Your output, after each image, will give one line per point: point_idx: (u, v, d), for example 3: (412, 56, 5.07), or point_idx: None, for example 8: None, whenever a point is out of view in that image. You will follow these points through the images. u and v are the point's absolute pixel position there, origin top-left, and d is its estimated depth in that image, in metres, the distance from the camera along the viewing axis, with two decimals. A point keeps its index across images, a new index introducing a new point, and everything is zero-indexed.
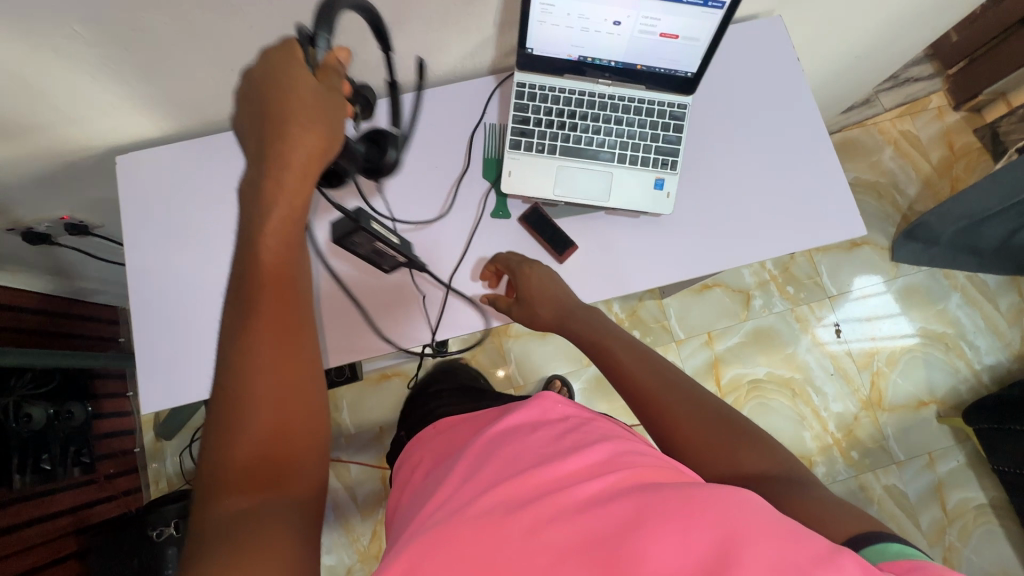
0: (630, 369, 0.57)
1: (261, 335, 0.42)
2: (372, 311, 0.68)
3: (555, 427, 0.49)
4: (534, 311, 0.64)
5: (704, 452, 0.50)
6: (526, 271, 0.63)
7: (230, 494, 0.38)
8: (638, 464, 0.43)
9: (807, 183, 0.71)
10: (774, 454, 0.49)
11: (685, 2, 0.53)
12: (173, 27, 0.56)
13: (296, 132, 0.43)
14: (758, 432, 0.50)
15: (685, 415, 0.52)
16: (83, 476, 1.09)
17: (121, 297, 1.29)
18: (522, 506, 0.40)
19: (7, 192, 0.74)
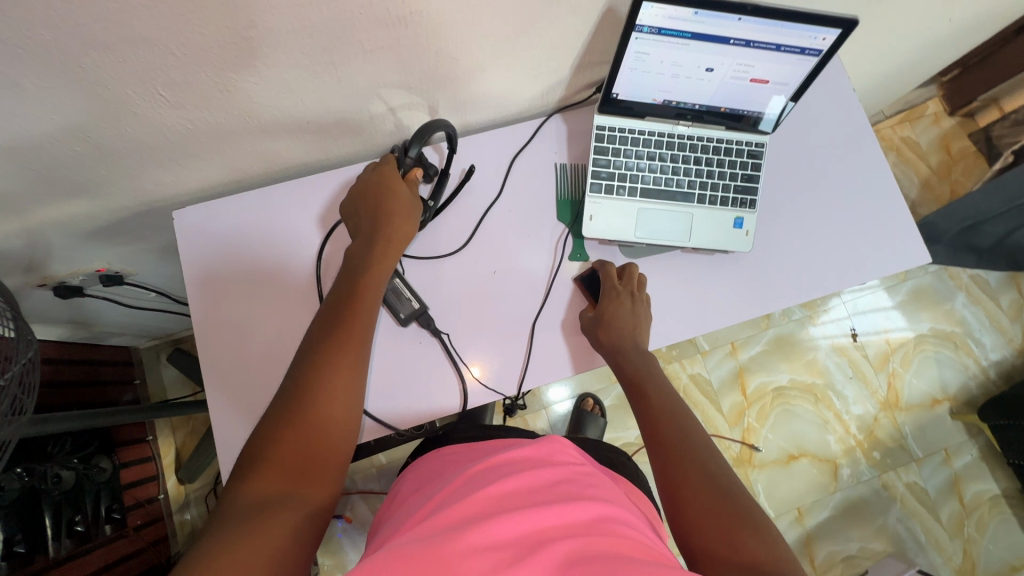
0: (659, 417, 0.58)
1: (342, 352, 0.55)
2: (441, 379, 0.66)
3: (558, 467, 0.52)
4: (596, 332, 0.64)
5: (704, 524, 0.49)
6: (610, 306, 0.63)
7: (261, 480, 0.47)
8: (616, 535, 0.45)
9: (871, 214, 0.71)
10: (774, 549, 0.47)
11: (783, 50, 0.54)
12: (257, 94, 0.52)
13: (392, 223, 0.63)
14: (769, 529, 0.49)
15: (698, 477, 0.52)
16: (115, 532, 1.04)
17: (134, 337, 1.22)
18: (490, 545, 0.42)
19: (46, 248, 0.69)
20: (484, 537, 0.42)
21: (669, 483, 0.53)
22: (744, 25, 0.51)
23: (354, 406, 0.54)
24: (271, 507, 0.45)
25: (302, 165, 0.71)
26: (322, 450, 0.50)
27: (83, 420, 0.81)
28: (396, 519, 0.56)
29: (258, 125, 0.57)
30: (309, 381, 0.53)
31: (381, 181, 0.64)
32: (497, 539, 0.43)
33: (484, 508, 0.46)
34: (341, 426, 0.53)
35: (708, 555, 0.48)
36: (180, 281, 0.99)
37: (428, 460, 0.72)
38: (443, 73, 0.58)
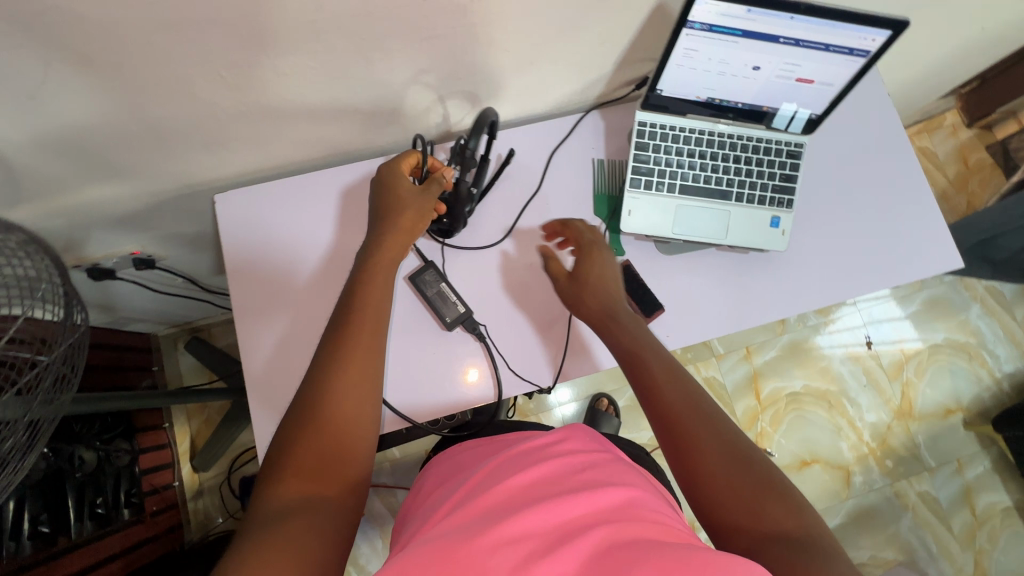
0: (658, 379, 0.53)
1: (358, 337, 0.54)
2: (476, 367, 0.67)
3: (578, 455, 0.52)
4: (580, 296, 0.61)
5: (726, 496, 0.45)
6: (593, 253, 0.62)
7: (287, 483, 0.45)
8: (644, 520, 0.44)
9: (904, 218, 0.71)
10: (800, 512, 0.44)
11: (831, 50, 0.54)
12: (312, 79, 0.53)
13: (396, 224, 0.61)
14: (790, 489, 0.46)
15: (713, 444, 0.48)
16: (133, 516, 1.05)
17: (154, 324, 1.23)
18: (512, 539, 0.42)
19: (86, 230, 0.70)
20: (509, 530, 0.42)
21: (678, 450, 0.49)
22: (795, 24, 0.51)
23: (371, 401, 0.52)
24: (301, 510, 0.43)
25: (341, 154, 0.71)
26: (344, 443, 0.49)
27: (117, 402, 0.82)
28: (422, 514, 0.56)
29: (306, 110, 0.58)
30: (325, 372, 0.51)
31: (393, 174, 0.63)
32: (521, 532, 0.42)
33: (507, 503, 0.46)
34: (362, 418, 0.51)
35: (732, 528, 0.44)
36: (208, 268, 1.00)
37: (456, 453, 0.71)
38: (491, 64, 0.59)
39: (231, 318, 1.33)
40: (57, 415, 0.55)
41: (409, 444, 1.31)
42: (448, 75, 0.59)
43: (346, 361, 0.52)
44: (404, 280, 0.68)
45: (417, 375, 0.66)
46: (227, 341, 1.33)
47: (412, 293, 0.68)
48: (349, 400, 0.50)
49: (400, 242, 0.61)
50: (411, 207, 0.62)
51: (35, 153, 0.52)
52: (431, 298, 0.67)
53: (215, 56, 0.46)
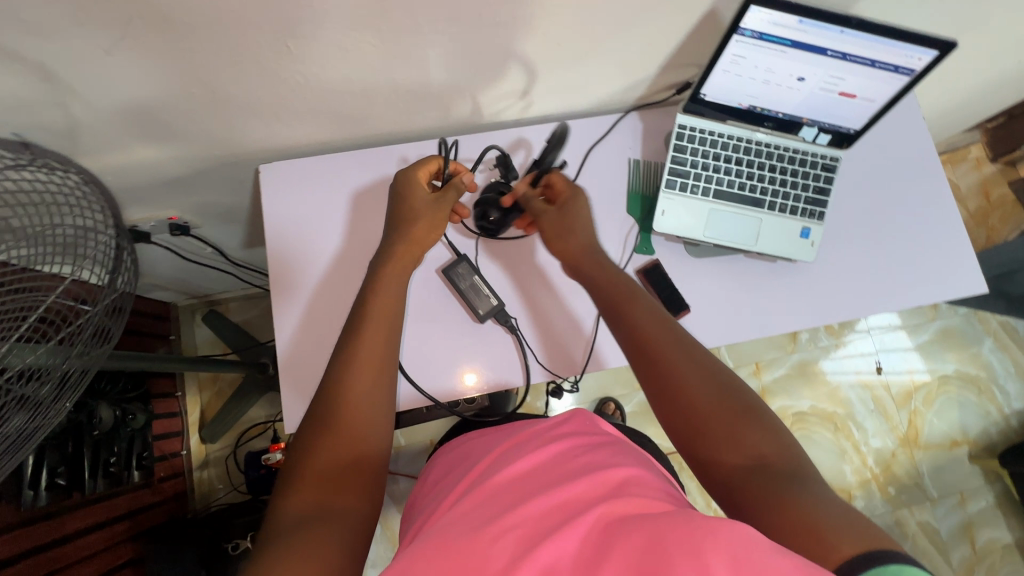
0: (639, 319, 0.54)
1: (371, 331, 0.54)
2: (505, 353, 0.69)
3: (573, 446, 0.52)
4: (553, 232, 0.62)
5: (706, 429, 0.47)
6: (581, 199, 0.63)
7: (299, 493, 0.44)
8: (645, 495, 0.44)
9: (931, 239, 0.72)
10: (777, 439, 0.46)
11: (876, 66, 0.55)
12: (371, 58, 0.55)
13: (406, 237, 0.62)
14: (768, 416, 0.47)
15: (689, 373, 0.49)
16: (141, 480, 1.06)
17: (175, 293, 1.25)
18: (518, 522, 0.43)
19: (131, 192, 0.72)
20: (507, 522, 0.43)
21: (660, 386, 0.50)
22: (844, 38, 0.53)
23: (382, 399, 0.52)
24: (317, 520, 0.43)
25: (383, 136, 0.73)
26: (359, 444, 0.49)
27: (143, 363, 0.83)
28: (430, 501, 0.57)
29: (360, 88, 0.60)
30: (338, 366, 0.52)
31: (410, 183, 0.63)
32: (523, 518, 0.43)
33: (515, 489, 0.47)
34: (378, 424, 0.51)
35: (712, 461, 0.46)
36: (236, 241, 1.01)
37: (463, 439, 0.72)
38: (542, 57, 0.60)
39: (250, 294, 1.35)
40: (98, 363, 0.55)
41: (414, 432, 1.32)
42: (500, 64, 0.60)
43: (361, 369, 0.52)
44: (438, 272, 0.70)
45: (447, 362, 0.69)
46: (244, 316, 1.35)
47: (445, 286, 0.70)
48: (364, 406, 0.51)
49: (409, 253, 0.61)
50: (423, 222, 0.62)
51: (101, 108, 0.54)
52: (465, 291, 0.69)
53: (286, 26, 0.48)
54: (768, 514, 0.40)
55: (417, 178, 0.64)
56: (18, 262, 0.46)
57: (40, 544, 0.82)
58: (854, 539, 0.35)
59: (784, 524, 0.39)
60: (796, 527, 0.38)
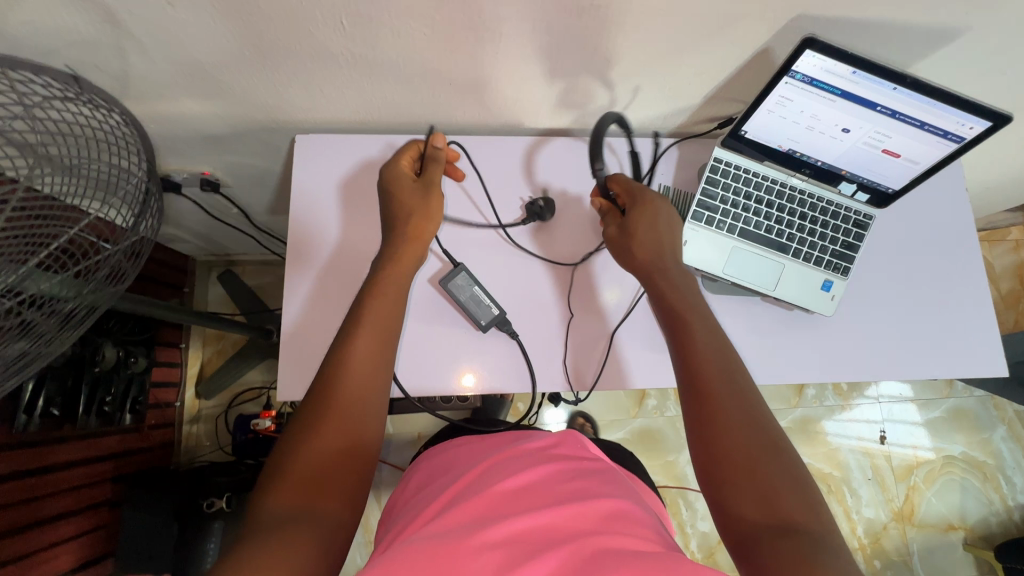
0: (696, 347, 0.53)
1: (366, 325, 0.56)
2: (509, 357, 0.68)
3: (562, 471, 0.51)
4: (629, 249, 0.62)
5: (737, 480, 0.44)
6: (643, 207, 0.63)
7: (282, 491, 0.44)
8: (630, 533, 0.43)
9: (956, 313, 0.70)
10: (812, 506, 0.43)
11: (925, 129, 0.54)
12: (422, 44, 0.55)
13: (405, 224, 0.64)
14: (811, 485, 0.44)
15: (737, 419, 0.47)
16: (132, 423, 1.07)
17: (195, 248, 1.27)
18: (500, 539, 0.42)
19: (169, 141, 0.73)
20: (490, 537, 0.42)
21: (702, 421, 0.48)
22: (896, 95, 0.52)
23: (380, 390, 0.54)
24: (302, 519, 0.42)
25: (420, 125, 0.73)
26: (347, 444, 0.49)
27: (153, 309, 0.85)
28: (416, 503, 0.57)
29: (408, 74, 0.60)
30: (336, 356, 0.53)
31: (393, 179, 0.66)
32: (507, 535, 0.42)
33: (516, 507, 0.46)
34: (366, 424, 0.51)
35: (736, 514, 0.44)
36: (262, 206, 1.03)
37: (455, 445, 0.70)
38: (589, 69, 0.60)
39: (267, 260, 1.37)
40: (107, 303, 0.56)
41: (403, 422, 1.31)
42: (546, 71, 0.60)
43: (357, 371, 0.53)
44: (430, 283, 0.70)
45: (442, 365, 0.68)
46: (258, 281, 1.36)
47: (444, 296, 0.69)
48: (353, 406, 0.51)
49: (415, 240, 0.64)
50: (418, 210, 0.65)
51: (156, 55, 0.55)
52: (464, 303, 0.68)
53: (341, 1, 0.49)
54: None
55: (399, 167, 0.67)
56: (46, 191, 0.46)
57: (22, 469, 0.83)
58: None
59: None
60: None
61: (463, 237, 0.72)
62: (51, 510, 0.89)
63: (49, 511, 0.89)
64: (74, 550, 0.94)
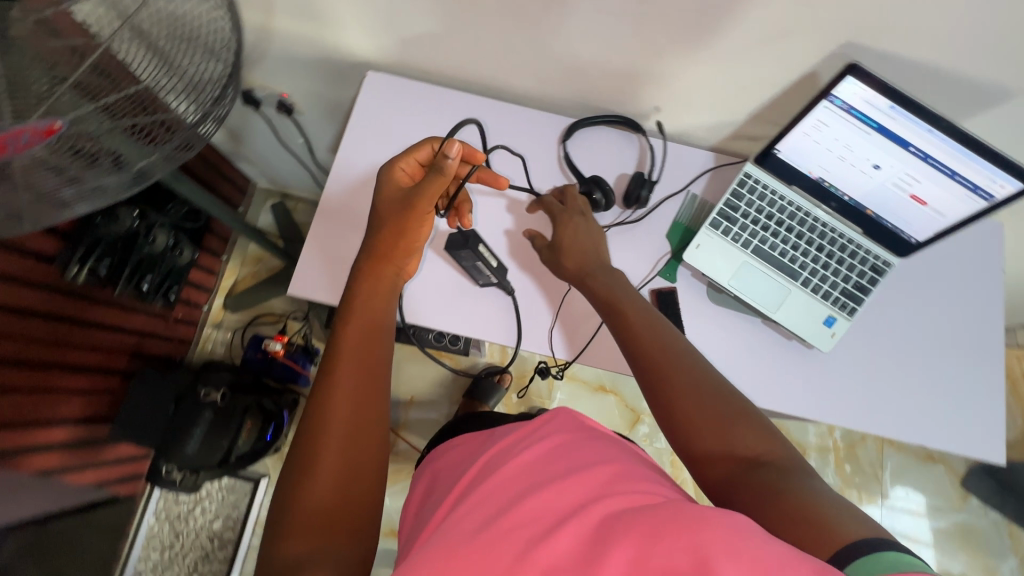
0: (638, 331, 0.58)
1: (350, 325, 0.59)
2: (503, 313, 0.70)
3: (559, 446, 0.51)
4: (559, 259, 0.67)
5: (711, 443, 0.50)
6: (564, 221, 0.67)
7: (291, 538, 0.46)
8: (633, 491, 0.43)
9: (962, 387, 0.68)
10: (764, 435, 0.49)
11: (955, 179, 0.55)
12: (499, 6, 0.61)
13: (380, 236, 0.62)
14: (759, 417, 0.51)
15: (687, 386, 0.53)
16: (161, 309, 1.16)
17: (260, 174, 1.37)
18: (518, 522, 0.42)
19: (263, 56, 0.81)
20: (507, 522, 0.42)
21: (668, 414, 0.52)
22: (930, 138, 0.53)
23: (371, 372, 0.57)
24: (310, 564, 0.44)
25: (481, 89, 0.78)
26: (343, 456, 0.50)
27: (208, 202, 0.92)
28: (421, 517, 0.57)
29: (477, 28, 0.65)
30: (320, 378, 0.55)
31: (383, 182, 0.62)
32: (518, 520, 0.42)
33: (516, 485, 0.46)
34: (371, 427, 0.54)
35: (707, 457, 0.50)
36: (326, 143, 1.11)
37: (448, 447, 0.70)
38: (644, 61, 0.64)
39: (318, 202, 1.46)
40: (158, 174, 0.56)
41: (400, 383, 1.35)
42: (605, 55, 0.64)
43: (345, 370, 0.55)
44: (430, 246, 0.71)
45: (444, 311, 0.70)
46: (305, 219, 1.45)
47: (446, 258, 0.71)
48: (343, 412, 0.52)
49: (391, 248, 0.62)
50: (389, 223, 0.61)
51: None
52: (467, 267, 0.70)
53: None
54: (771, 521, 0.43)
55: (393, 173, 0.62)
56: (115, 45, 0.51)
57: (60, 313, 0.93)
58: (845, 527, 0.40)
59: (777, 515, 0.43)
60: (793, 518, 0.42)
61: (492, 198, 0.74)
62: (73, 359, 0.97)
63: (72, 359, 0.97)
64: (82, 404, 1.01)
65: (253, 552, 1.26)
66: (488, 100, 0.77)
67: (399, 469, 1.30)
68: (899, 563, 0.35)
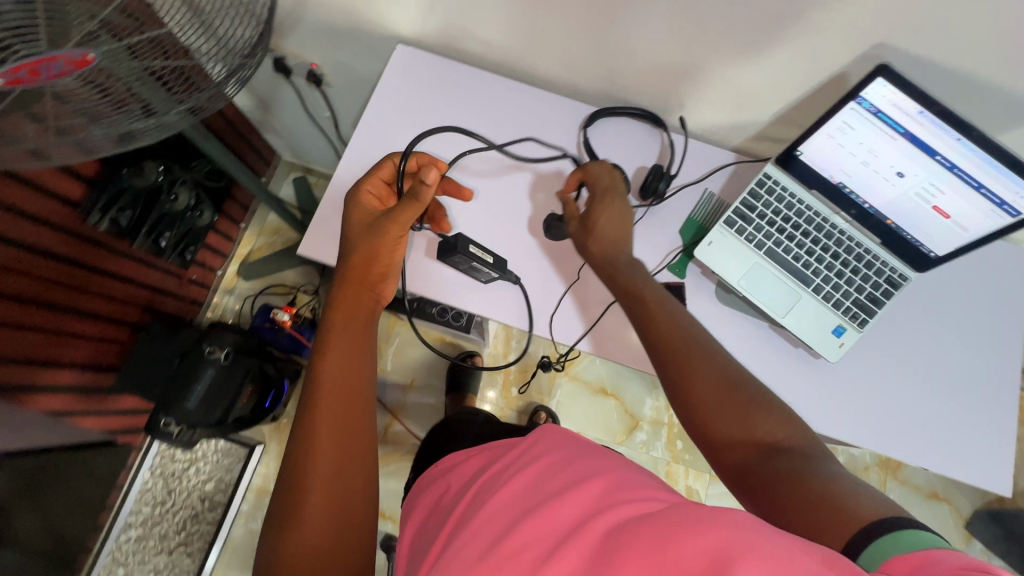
0: (655, 313, 0.58)
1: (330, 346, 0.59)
2: (508, 292, 0.70)
3: (550, 459, 0.46)
4: (587, 238, 0.65)
5: (728, 431, 0.51)
6: (604, 201, 0.65)
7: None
8: (638, 499, 0.39)
9: (971, 414, 0.66)
10: (783, 423, 0.50)
11: (981, 192, 0.54)
12: None
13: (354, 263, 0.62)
14: (779, 404, 0.52)
15: (706, 374, 0.53)
16: (175, 268, 1.19)
17: (285, 146, 1.39)
18: (521, 545, 0.38)
19: (297, 22, 0.83)
20: (510, 546, 0.38)
21: (685, 399, 0.53)
22: (959, 148, 0.52)
23: (357, 390, 0.57)
24: None
25: (507, 70, 0.78)
26: (335, 484, 0.51)
27: (231, 163, 0.94)
28: (423, 538, 0.51)
29: (506, 5, 0.65)
30: (304, 404, 0.55)
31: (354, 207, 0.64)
32: (520, 545, 0.38)
33: (513, 502, 0.42)
34: (360, 449, 0.55)
35: (723, 440, 0.51)
36: (351, 118, 1.12)
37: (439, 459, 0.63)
38: (673, 51, 0.63)
39: None
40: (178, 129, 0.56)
41: (401, 365, 1.36)
42: (634, 42, 0.64)
43: (325, 402, 0.55)
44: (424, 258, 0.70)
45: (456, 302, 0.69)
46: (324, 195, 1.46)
47: (444, 265, 0.69)
48: (330, 439, 0.53)
49: (369, 272, 0.62)
50: (359, 251, 0.62)
51: None
52: (467, 268, 0.68)
53: None
54: (791, 507, 0.44)
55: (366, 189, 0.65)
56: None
57: (81, 258, 0.95)
58: (872, 506, 0.41)
59: (798, 504, 0.44)
60: (818, 507, 0.42)
61: (494, 178, 0.73)
62: (87, 304, 1.00)
63: (85, 305, 0.99)
64: (92, 350, 1.04)
65: (243, 516, 1.27)
66: (513, 83, 0.77)
67: (391, 451, 1.30)
68: (923, 541, 0.35)
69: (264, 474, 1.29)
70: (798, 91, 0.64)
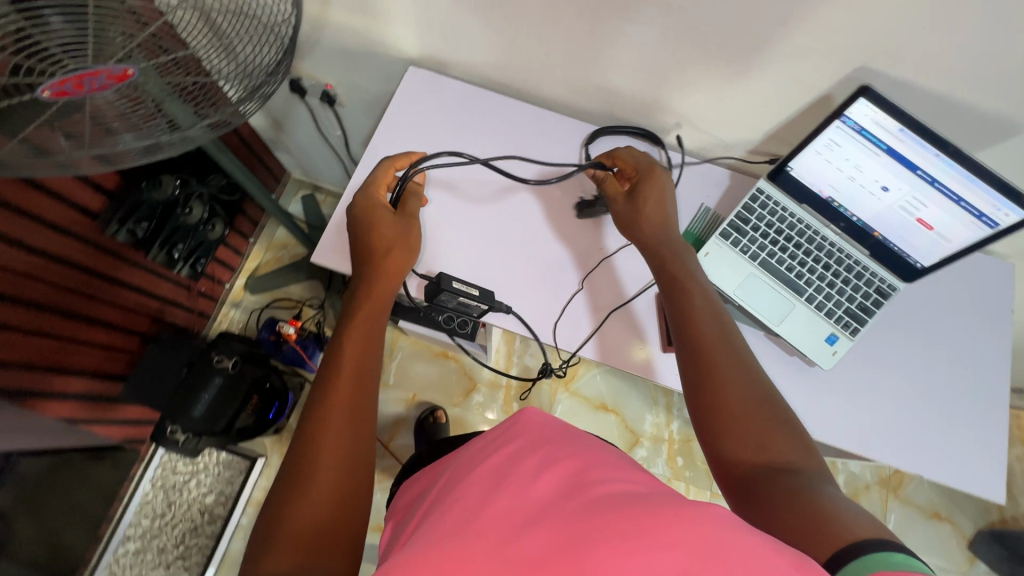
0: (697, 315, 0.60)
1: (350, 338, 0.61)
2: (513, 300, 0.72)
3: (522, 445, 0.47)
4: (637, 215, 0.68)
5: (740, 444, 0.52)
6: (654, 178, 0.68)
7: (278, 555, 0.46)
8: (620, 479, 0.40)
9: (958, 420, 0.67)
10: (804, 448, 0.51)
11: (962, 206, 0.57)
12: (537, 13, 0.66)
13: (384, 264, 0.65)
14: (796, 427, 0.53)
15: (734, 382, 0.55)
16: (184, 280, 1.21)
17: (295, 164, 1.43)
18: (496, 518, 0.38)
19: (313, 45, 0.87)
20: (482, 521, 0.38)
21: (710, 404, 0.54)
22: (937, 163, 0.56)
23: (364, 382, 0.59)
24: None
25: (512, 91, 0.83)
26: (338, 467, 0.52)
27: (245, 178, 0.97)
28: (398, 530, 0.50)
29: (512, 31, 0.70)
30: (320, 389, 0.57)
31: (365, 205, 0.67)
32: (490, 520, 0.38)
33: (490, 481, 0.43)
34: (361, 440, 0.55)
35: (738, 456, 0.51)
36: (360, 137, 1.16)
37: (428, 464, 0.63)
38: (668, 73, 0.67)
39: None
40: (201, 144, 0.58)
41: (403, 379, 1.37)
42: (631, 65, 0.68)
43: (345, 390, 0.57)
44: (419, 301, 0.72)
45: None
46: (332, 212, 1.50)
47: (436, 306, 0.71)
48: (337, 424, 0.54)
49: (389, 266, 0.65)
50: (400, 256, 0.66)
51: None
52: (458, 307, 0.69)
53: None
54: (783, 517, 0.44)
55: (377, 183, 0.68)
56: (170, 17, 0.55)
57: (97, 268, 0.99)
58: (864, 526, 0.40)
59: (798, 514, 0.44)
60: (816, 519, 0.42)
61: (483, 197, 0.76)
62: (98, 313, 1.02)
63: (97, 313, 1.01)
64: (100, 358, 1.05)
65: (241, 530, 1.26)
66: (518, 103, 0.82)
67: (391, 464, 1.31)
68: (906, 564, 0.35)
69: (264, 487, 1.29)
70: (788, 110, 0.68)
